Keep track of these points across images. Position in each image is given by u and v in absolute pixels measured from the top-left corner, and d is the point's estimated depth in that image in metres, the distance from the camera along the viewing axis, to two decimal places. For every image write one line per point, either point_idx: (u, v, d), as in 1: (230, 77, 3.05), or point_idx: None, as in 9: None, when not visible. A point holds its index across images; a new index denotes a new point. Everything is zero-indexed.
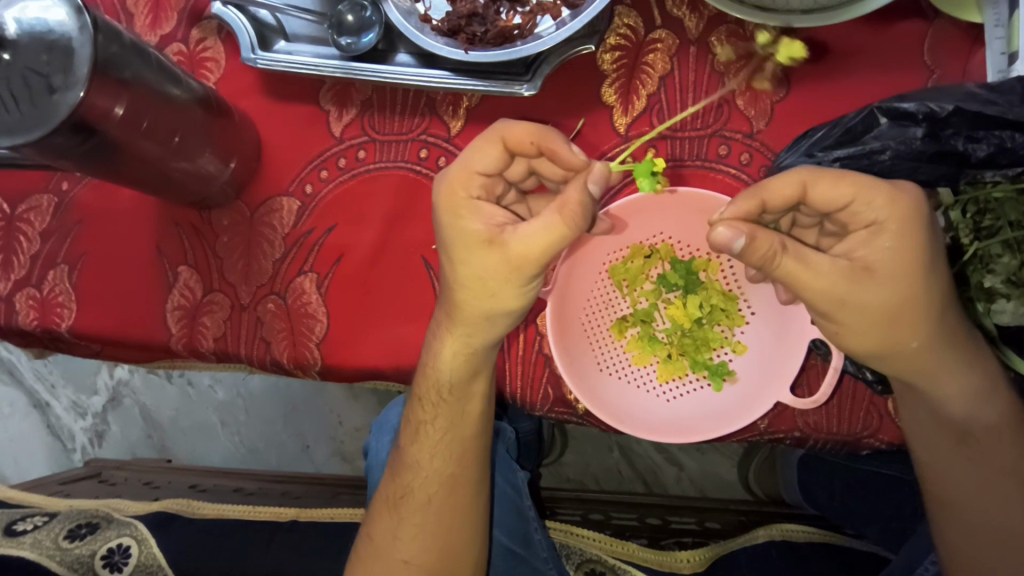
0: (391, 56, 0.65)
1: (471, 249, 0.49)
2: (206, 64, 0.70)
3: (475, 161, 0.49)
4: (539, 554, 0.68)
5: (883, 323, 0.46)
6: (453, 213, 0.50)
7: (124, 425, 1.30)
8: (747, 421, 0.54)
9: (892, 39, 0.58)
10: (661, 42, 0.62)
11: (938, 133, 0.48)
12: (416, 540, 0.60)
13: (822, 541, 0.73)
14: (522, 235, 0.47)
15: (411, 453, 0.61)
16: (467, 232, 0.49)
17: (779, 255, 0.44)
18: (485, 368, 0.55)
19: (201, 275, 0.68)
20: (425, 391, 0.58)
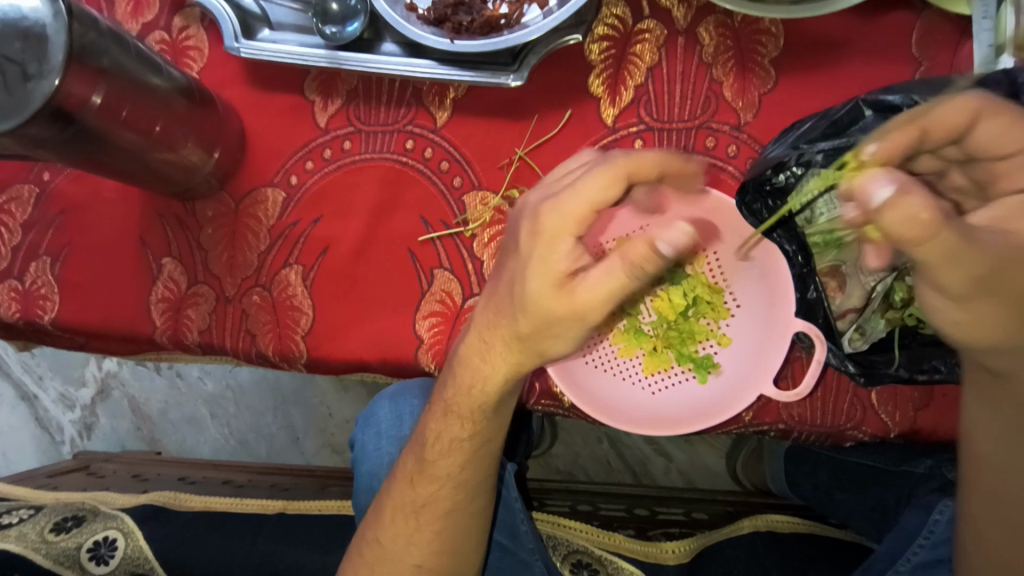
0: (377, 45, 0.65)
1: (544, 287, 0.45)
2: (189, 52, 0.69)
3: (602, 190, 0.43)
4: (525, 545, 0.67)
5: (1022, 319, 0.39)
6: (547, 241, 0.45)
7: (114, 418, 1.29)
8: (717, 419, 0.54)
9: (879, 31, 0.58)
10: (649, 33, 0.62)
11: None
12: (431, 545, 0.60)
13: (806, 531, 0.73)
14: (595, 280, 0.44)
15: (430, 461, 0.59)
16: (552, 270, 0.44)
17: (940, 226, 0.34)
18: (484, 367, 0.52)
19: (185, 268, 0.68)
20: (463, 410, 0.56)
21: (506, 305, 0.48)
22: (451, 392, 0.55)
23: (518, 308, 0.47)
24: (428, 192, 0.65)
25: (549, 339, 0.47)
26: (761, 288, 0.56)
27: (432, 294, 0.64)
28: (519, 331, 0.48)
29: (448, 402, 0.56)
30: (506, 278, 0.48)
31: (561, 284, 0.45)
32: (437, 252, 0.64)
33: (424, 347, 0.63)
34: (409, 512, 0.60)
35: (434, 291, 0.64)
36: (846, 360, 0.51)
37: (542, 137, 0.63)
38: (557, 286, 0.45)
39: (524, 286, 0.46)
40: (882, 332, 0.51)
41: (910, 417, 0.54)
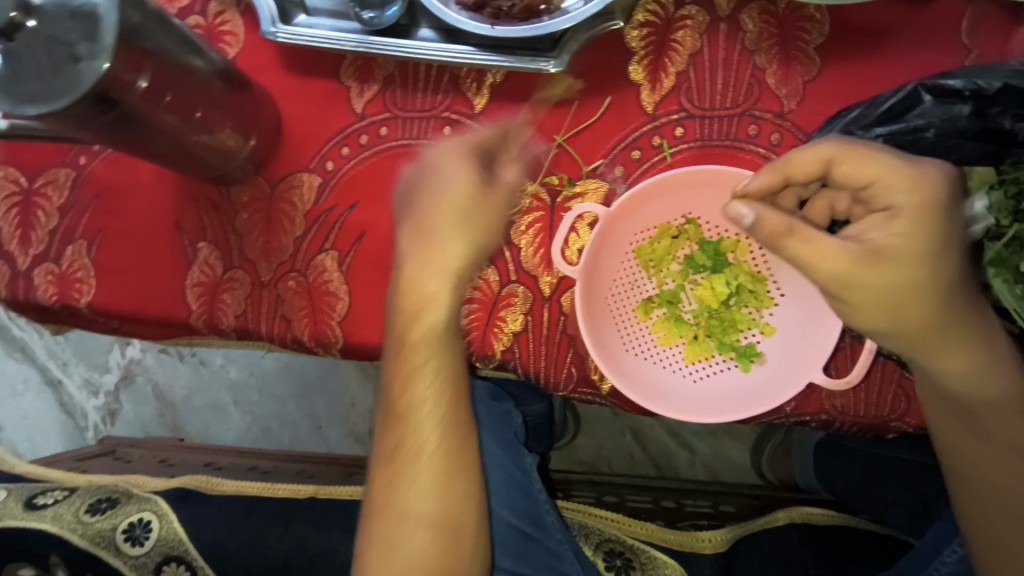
0: (413, 31, 0.65)
1: (465, 188, 0.56)
2: (224, 37, 0.69)
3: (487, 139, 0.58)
4: (552, 535, 0.67)
5: (894, 306, 0.46)
6: (449, 161, 0.57)
7: (137, 405, 1.30)
8: (759, 410, 0.53)
9: (927, 17, 0.57)
10: (691, 19, 0.61)
11: (986, 111, 0.47)
12: (426, 491, 0.58)
13: (846, 525, 0.71)
14: (506, 180, 0.58)
15: (408, 406, 0.59)
16: (469, 178, 0.57)
17: (784, 235, 0.47)
18: (432, 293, 0.56)
19: (221, 252, 0.68)
20: (413, 338, 0.57)
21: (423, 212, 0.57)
22: (399, 326, 0.58)
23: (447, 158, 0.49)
24: None
25: (475, 234, 0.57)
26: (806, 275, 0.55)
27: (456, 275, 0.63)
28: (450, 233, 0.56)
29: (401, 339, 0.58)
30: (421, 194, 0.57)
31: (478, 185, 0.57)
32: None
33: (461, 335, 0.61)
34: (404, 463, 0.59)
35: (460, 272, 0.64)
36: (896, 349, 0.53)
37: (582, 124, 0.62)
38: (474, 190, 0.57)
39: (445, 187, 0.56)
40: None
41: None
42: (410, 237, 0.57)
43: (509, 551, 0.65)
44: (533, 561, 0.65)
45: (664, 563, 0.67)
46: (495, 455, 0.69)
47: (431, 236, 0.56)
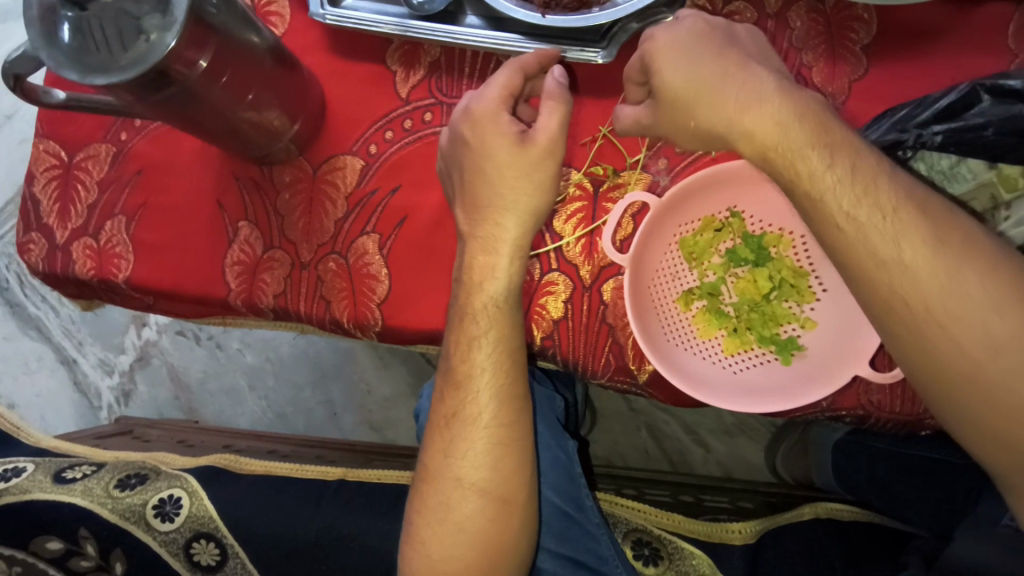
0: (460, 18, 0.65)
1: (503, 146, 0.57)
2: (271, 18, 0.69)
3: (507, 86, 0.58)
4: (591, 519, 0.67)
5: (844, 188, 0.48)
6: (479, 121, 0.58)
7: (152, 386, 1.30)
8: (800, 400, 0.53)
9: (974, 21, 0.58)
10: (739, 15, 0.62)
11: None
12: (481, 460, 0.59)
13: (868, 522, 0.72)
14: (542, 130, 0.56)
15: (468, 373, 0.60)
16: (503, 135, 0.57)
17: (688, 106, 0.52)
18: (492, 265, 0.58)
19: (262, 232, 0.68)
20: (477, 307, 0.58)
21: (476, 193, 0.59)
22: (464, 296, 0.59)
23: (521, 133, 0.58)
24: None
25: (527, 195, 0.58)
26: None
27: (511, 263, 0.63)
28: (506, 201, 0.58)
29: (466, 307, 0.59)
30: (467, 170, 0.58)
31: (520, 142, 0.57)
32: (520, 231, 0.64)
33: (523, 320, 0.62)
34: (460, 431, 0.59)
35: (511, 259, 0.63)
36: None
37: None
38: (513, 146, 0.57)
39: (490, 154, 0.57)
40: None
41: None
42: (468, 211, 0.59)
43: (553, 532, 0.65)
44: (577, 543, 0.65)
45: (693, 554, 0.68)
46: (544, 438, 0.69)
47: (487, 212, 0.58)
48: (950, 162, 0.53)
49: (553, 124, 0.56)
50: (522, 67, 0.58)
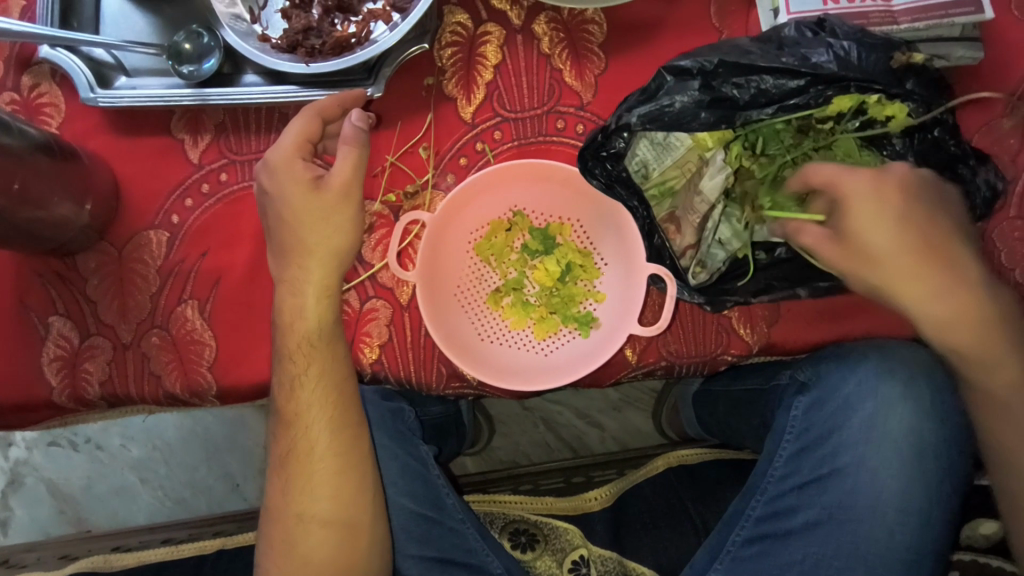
0: (237, 77, 0.68)
1: (297, 190, 0.59)
2: (44, 109, 0.68)
3: (305, 131, 0.59)
4: (454, 515, 0.71)
5: (886, 262, 0.52)
6: (277, 168, 0.59)
7: (31, 507, 1.21)
8: (594, 363, 0.62)
9: (683, 8, 0.67)
10: (491, 35, 0.68)
11: (711, 84, 0.54)
12: (320, 493, 0.63)
13: (713, 458, 0.82)
14: (337, 174, 0.59)
15: (296, 412, 0.62)
16: (300, 180, 0.59)
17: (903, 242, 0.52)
18: (300, 306, 0.60)
19: (75, 322, 0.66)
20: (295, 349, 0.60)
21: (277, 240, 0.61)
22: (282, 338, 0.61)
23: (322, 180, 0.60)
24: None
25: (327, 237, 0.60)
26: (619, 243, 0.65)
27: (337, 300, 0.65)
28: (308, 244, 0.60)
29: (284, 349, 0.61)
30: (269, 216, 0.60)
31: (316, 187, 0.59)
32: None
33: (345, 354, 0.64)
34: (302, 470, 0.63)
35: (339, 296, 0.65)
36: (692, 291, 0.58)
37: (409, 141, 0.67)
38: (309, 192, 0.59)
39: (284, 200, 0.59)
40: (720, 263, 0.59)
41: (765, 332, 0.62)
42: (277, 258, 0.61)
43: (413, 537, 0.70)
44: (443, 543, 0.70)
45: (566, 529, 0.75)
46: (389, 450, 0.72)
47: (292, 256, 0.60)
48: (662, 134, 0.58)
49: (347, 168, 0.59)
50: (317, 110, 0.60)
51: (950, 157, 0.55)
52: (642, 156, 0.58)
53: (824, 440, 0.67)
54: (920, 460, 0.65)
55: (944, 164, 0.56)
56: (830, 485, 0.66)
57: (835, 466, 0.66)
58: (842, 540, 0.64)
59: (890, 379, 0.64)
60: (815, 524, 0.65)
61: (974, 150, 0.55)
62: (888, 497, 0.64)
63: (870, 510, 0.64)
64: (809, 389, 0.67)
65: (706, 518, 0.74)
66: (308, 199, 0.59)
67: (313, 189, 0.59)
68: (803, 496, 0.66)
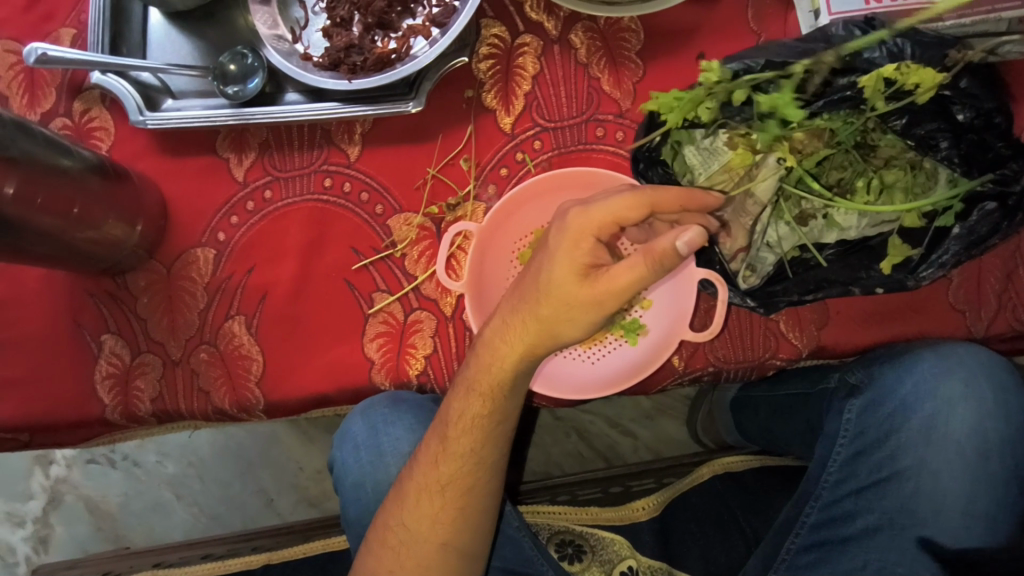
0: (280, 96, 0.69)
1: (567, 273, 0.54)
2: (95, 133, 0.70)
3: (620, 211, 0.53)
4: (511, 523, 0.70)
5: None
6: (568, 235, 0.54)
7: (72, 526, 1.22)
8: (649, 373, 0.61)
9: (718, 14, 0.67)
10: (529, 46, 0.68)
11: (756, 85, 0.53)
12: (444, 522, 0.61)
13: (760, 465, 0.82)
14: (615, 275, 0.53)
15: (451, 443, 0.61)
16: (577, 261, 0.53)
17: None
18: (501, 357, 0.57)
19: (127, 340, 0.68)
20: (483, 387, 0.58)
21: (532, 292, 0.56)
22: (472, 371, 0.59)
23: (598, 269, 0.54)
24: (354, 223, 0.68)
25: (575, 324, 0.55)
26: None
27: (376, 315, 0.66)
28: (544, 317, 0.55)
29: (469, 381, 0.59)
30: (535, 268, 0.56)
31: (586, 274, 0.54)
32: (372, 276, 0.67)
33: (376, 367, 0.65)
34: (430, 491, 0.61)
35: (377, 312, 0.66)
36: (745, 296, 0.57)
37: (449, 153, 0.68)
38: (579, 277, 0.54)
39: (548, 273, 0.54)
40: (770, 265, 0.59)
41: (814, 336, 0.61)
42: (520, 304, 0.57)
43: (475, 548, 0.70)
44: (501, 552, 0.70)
45: (613, 540, 0.77)
46: None
47: (521, 320, 0.57)
48: (710, 138, 0.57)
49: (627, 276, 0.52)
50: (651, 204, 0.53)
51: (996, 157, 0.52)
52: (688, 160, 0.58)
53: (881, 441, 0.66)
54: (983, 461, 0.63)
55: (993, 162, 0.52)
56: (889, 488, 0.64)
57: (894, 469, 0.65)
58: (904, 545, 0.62)
59: (948, 379, 0.62)
60: (875, 529, 0.64)
61: (1022, 147, 0.51)
62: (953, 501, 0.62)
63: (933, 513, 0.63)
64: (862, 391, 0.66)
65: (755, 527, 0.76)
66: (571, 288, 0.54)
67: (590, 277, 0.54)
68: (862, 500, 0.65)
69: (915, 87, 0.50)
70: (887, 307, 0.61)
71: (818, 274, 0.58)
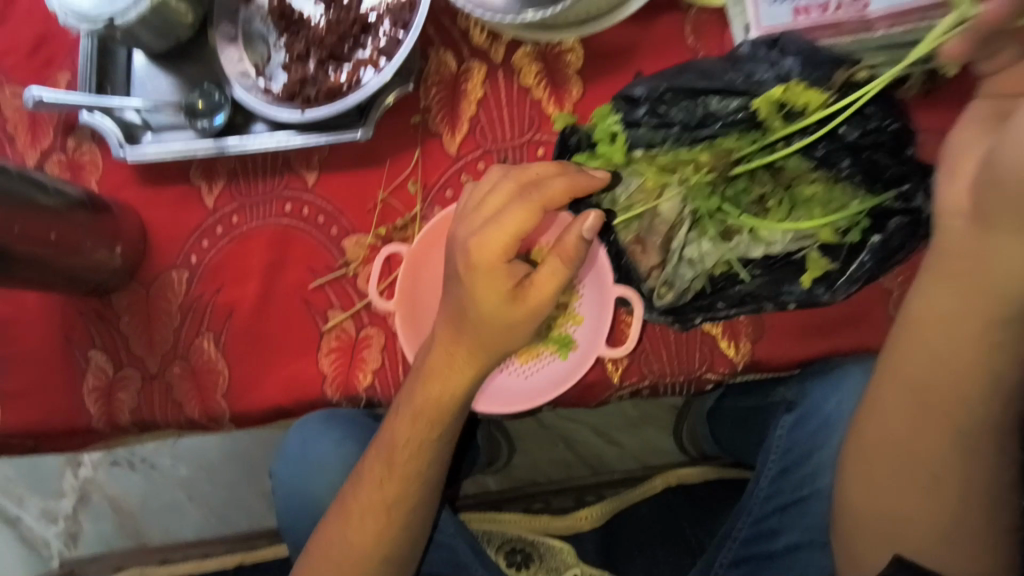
0: (248, 126, 0.74)
1: (493, 299, 0.56)
2: (85, 167, 0.77)
3: (515, 226, 0.55)
4: (447, 530, 0.73)
5: None
6: (478, 261, 0.56)
7: (97, 523, 1.32)
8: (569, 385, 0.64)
9: (656, 31, 0.68)
10: (474, 71, 0.71)
11: (658, 109, 0.58)
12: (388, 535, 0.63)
13: (716, 478, 0.82)
14: (539, 283, 0.57)
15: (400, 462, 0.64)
16: (497, 287, 0.56)
17: None
18: (441, 386, 0.61)
19: (111, 355, 0.74)
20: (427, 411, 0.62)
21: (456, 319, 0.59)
22: (412, 401, 0.63)
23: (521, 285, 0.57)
24: (312, 245, 0.72)
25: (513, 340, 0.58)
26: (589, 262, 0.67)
27: (330, 331, 0.70)
28: (482, 339, 0.58)
29: (416, 407, 0.62)
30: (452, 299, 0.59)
31: (511, 295, 0.56)
32: (327, 294, 0.71)
33: (329, 380, 0.70)
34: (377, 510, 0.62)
35: (331, 328, 0.70)
36: (659, 314, 0.60)
37: (397, 176, 0.71)
38: (504, 301, 0.56)
39: (475, 303, 0.57)
40: (689, 282, 0.59)
41: (750, 350, 0.61)
42: (456, 330, 0.59)
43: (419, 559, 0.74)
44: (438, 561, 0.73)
45: (560, 549, 0.79)
46: None
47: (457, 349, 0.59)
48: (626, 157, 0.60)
49: (550, 282, 0.57)
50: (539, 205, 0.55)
51: (900, 173, 0.55)
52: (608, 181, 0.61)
53: (805, 460, 0.66)
54: None
55: (895, 178, 0.55)
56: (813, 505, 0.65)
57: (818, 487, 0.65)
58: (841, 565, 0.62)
59: None
60: (798, 546, 0.64)
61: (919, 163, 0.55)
62: None
63: None
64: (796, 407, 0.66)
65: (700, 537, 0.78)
66: (494, 302, 0.56)
67: (511, 297, 0.56)
68: (785, 518, 0.65)
69: (804, 108, 0.55)
70: (822, 320, 0.61)
71: (743, 291, 0.58)
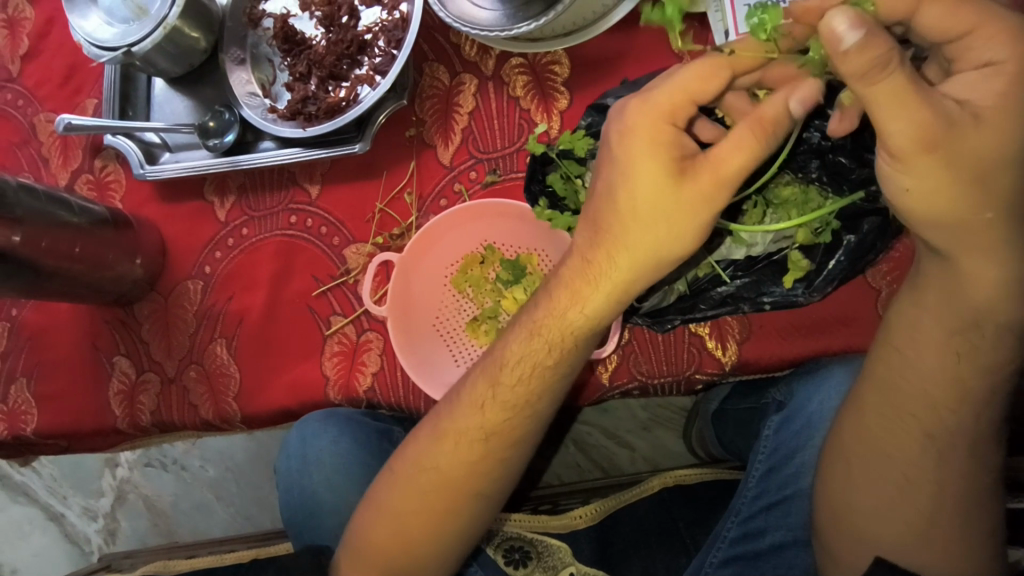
0: (256, 144, 0.79)
1: (655, 179, 0.51)
2: (111, 186, 0.83)
3: (697, 81, 0.50)
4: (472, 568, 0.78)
5: None
6: (632, 131, 0.52)
7: (134, 521, 1.39)
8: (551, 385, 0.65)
9: (641, 40, 0.69)
10: (467, 84, 0.74)
11: None
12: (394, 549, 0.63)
13: (713, 479, 0.84)
14: (720, 158, 0.50)
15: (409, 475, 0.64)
16: (663, 157, 0.51)
17: None
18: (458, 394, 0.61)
19: (134, 361, 0.79)
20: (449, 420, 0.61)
21: None
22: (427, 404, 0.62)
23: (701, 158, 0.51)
24: (316, 255, 0.76)
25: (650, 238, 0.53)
26: None
27: (333, 336, 0.74)
28: (629, 240, 0.53)
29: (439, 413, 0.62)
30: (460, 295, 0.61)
31: (679, 169, 0.51)
32: (329, 301, 0.75)
33: (331, 383, 0.73)
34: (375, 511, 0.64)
35: (334, 333, 0.74)
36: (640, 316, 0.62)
37: (394, 187, 0.75)
38: (669, 177, 0.51)
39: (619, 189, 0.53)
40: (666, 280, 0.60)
41: (735, 352, 0.62)
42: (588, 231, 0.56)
43: None
44: None
45: (558, 546, 0.79)
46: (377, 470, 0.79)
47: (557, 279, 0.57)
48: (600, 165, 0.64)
49: (738, 155, 0.49)
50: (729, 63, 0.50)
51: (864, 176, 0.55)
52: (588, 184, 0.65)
53: (791, 460, 0.66)
54: None
55: (861, 180, 0.55)
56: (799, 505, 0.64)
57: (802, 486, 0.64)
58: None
59: None
60: (783, 546, 0.64)
61: None
62: None
63: None
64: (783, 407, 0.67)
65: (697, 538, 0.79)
66: (652, 185, 0.51)
67: (662, 184, 0.51)
68: (771, 518, 0.65)
69: None
70: (807, 322, 0.61)
71: (721, 292, 0.60)
